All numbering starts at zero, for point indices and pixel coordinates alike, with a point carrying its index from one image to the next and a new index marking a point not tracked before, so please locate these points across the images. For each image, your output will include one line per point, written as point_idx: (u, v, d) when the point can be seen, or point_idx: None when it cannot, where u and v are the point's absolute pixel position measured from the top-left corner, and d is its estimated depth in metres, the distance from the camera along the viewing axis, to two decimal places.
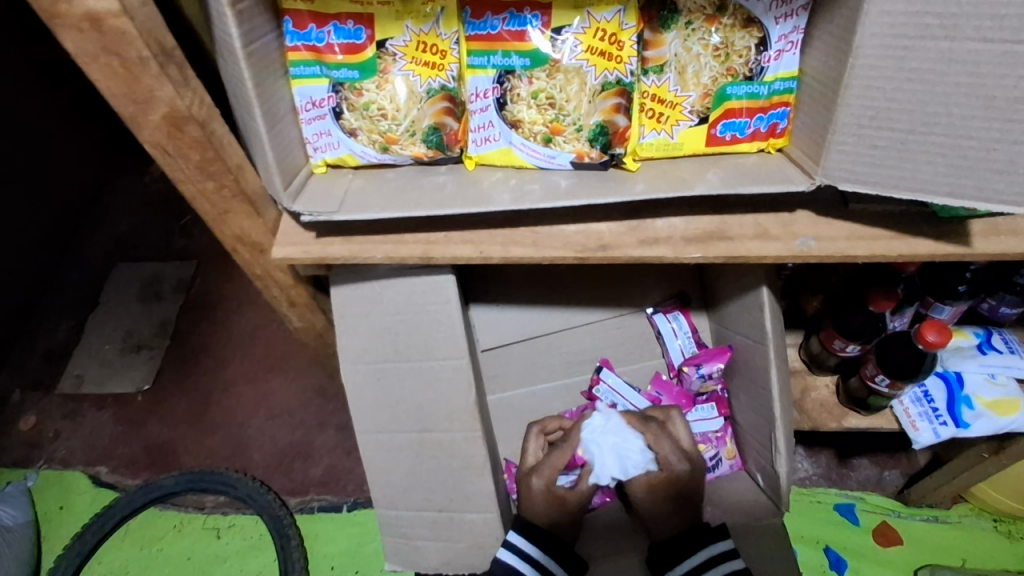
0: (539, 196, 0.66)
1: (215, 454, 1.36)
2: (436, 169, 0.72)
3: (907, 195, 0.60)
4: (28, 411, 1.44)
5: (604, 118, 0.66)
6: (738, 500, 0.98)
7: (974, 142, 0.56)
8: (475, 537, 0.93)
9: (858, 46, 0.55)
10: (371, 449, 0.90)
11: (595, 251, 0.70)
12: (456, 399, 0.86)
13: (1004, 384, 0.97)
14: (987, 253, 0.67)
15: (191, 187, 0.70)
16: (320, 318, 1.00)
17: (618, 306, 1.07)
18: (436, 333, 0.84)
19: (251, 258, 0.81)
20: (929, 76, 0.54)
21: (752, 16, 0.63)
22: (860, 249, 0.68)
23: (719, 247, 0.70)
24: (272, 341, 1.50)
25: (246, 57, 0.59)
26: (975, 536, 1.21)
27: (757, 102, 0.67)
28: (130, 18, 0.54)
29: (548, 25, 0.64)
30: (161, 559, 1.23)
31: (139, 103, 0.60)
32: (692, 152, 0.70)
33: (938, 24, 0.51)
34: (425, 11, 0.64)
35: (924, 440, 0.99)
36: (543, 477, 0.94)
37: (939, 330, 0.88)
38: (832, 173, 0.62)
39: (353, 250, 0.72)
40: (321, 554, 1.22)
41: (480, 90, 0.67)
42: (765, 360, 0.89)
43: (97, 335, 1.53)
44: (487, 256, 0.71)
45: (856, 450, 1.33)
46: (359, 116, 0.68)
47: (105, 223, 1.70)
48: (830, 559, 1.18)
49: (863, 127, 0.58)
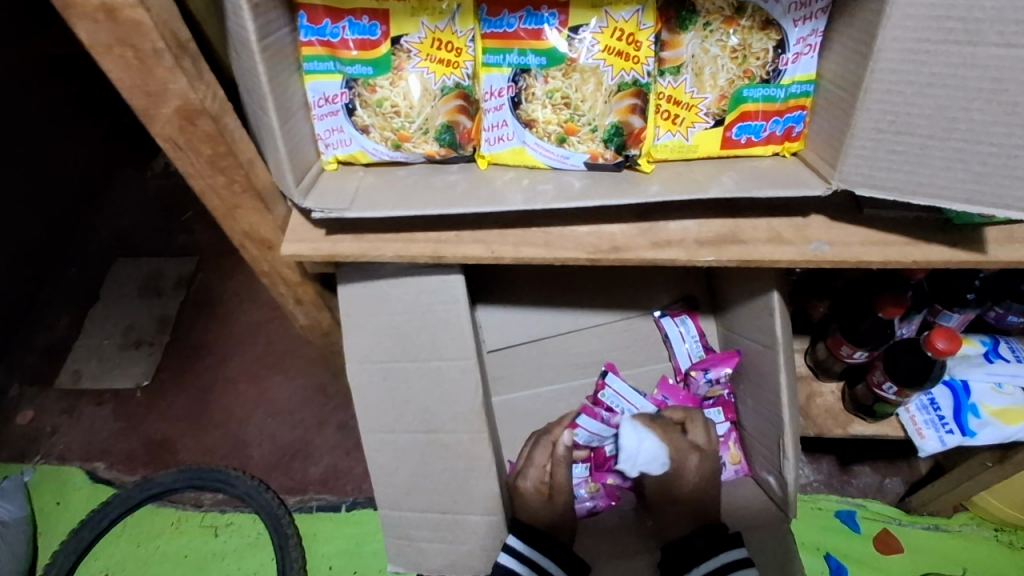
0: (552, 195, 0.66)
1: (215, 452, 1.35)
2: (448, 168, 0.71)
3: (925, 201, 0.60)
4: (27, 405, 1.43)
5: (619, 118, 0.66)
6: (747, 506, 0.97)
7: (993, 148, 0.55)
8: (478, 540, 0.91)
9: (879, 49, 0.54)
10: (375, 449, 0.89)
11: (607, 253, 0.70)
12: (463, 399, 0.86)
13: (1011, 393, 0.97)
14: (1000, 260, 0.67)
15: (200, 181, 0.70)
16: (325, 316, 1.00)
17: (624, 310, 1.06)
18: (443, 333, 0.83)
19: (258, 254, 0.80)
20: (949, 81, 0.54)
21: (770, 18, 0.63)
22: (874, 255, 0.68)
23: (733, 251, 0.69)
24: (274, 338, 1.49)
25: (261, 50, 0.58)
26: (977, 545, 1.21)
27: (773, 105, 0.66)
28: (145, 9, 0.53)
29: (565, 24, 0.63)
30: (158, 556, 1.22)
31: (151, 96, 0.59)
32: (706, 155, 0.69)
33: (962, 28, 0.51)
34: (440, 8, 0.64)
35: (930, 448, 0.98)
36: (536, 485, 0.96)
37: (948, 337, 0.88)
38: (849, 177, 0.61)
39: (363, 248, 0.72)
40: (320, 553, 1.21)
41: (494, 88, 0.67)
42: (774, 365, 0.89)
43: (97, 330, 1.52)
44: (498, 256, 0.70)
45: (858, 457, 1.32)
46: (372, 114, 0.67)
47: (106, 217, 1.69)
48: (831, 567, 1.18)
49: (881, 131, 0.58)
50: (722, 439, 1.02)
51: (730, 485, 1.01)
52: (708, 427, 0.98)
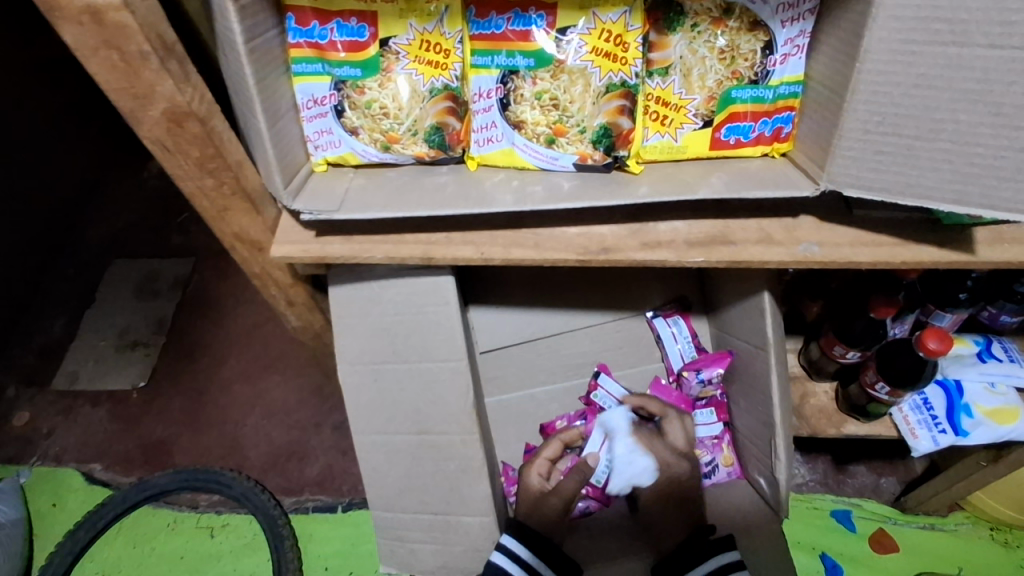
0: (541, 197, 0.66)
1: (210, 453, 1.35)
2: (438, 169, 0.71)
3: (912, 201, 0.60)
4: (23, 407, 1.43)
5: (608, 120, 0.65)
6: (742, 507, 0.97)
7: (980, 149, 0.55)
8: (471, 540, 0.91)
9: (866, 50, 0.54)
10: (369, 450, 0.89)
11: (597, 254, 0.70)
12: (455, 400, 0.86)
13: (1003, 393, 0.97)
14: (990, 260, 0.67)
15: (190, 184, 0.70)
16: (319, 317, 1.00)
17: (617, 310, 1.06)
18: (435, 334, 0.83)
19: (250, 256, 0.80)
20: (936, 82, 0.54)
21: (758, 20, 0.63)
22: (863, 255, 0.68)
23: (722, 251, 0.69)
24: (270, 339, 1.49)
25: (247, 54, 0.58)
26: (972, 544, 1.21)
27: (762, 106, 0.67)
28: (131, 12, 0.53)
29: (553, 25, 0.63)
30: (154, 557, 1.22)
31: (138, 98, 0.59)
32: (695, 156, 0.69)
33: (948, 29, 0.51)
34: (429, 9, 0.64)
35: (923, 448, 0.98)
36: (542, 474, 0.98)
37: (940, 338, 0.88)
38: (837, 178, 0.61)
39: (353, 249, 0.72)
40: (315, 554, 1.21)
41: (483, 89, 0.67)
42: (765, 366, 0.89)
43: (92, 332, 1.52)
44: (489, 257, 0.70)
45: (853, 457, 1.33)
46: (361, 115, 0.67)
47: (101, 218, 1.69)
48: (826, 566, 1.18)
49: (869, 132, 0.58)
50: (714, 440, 1.02)
51: (723, 487, 1.01)
52: (682, 422, 0.99)
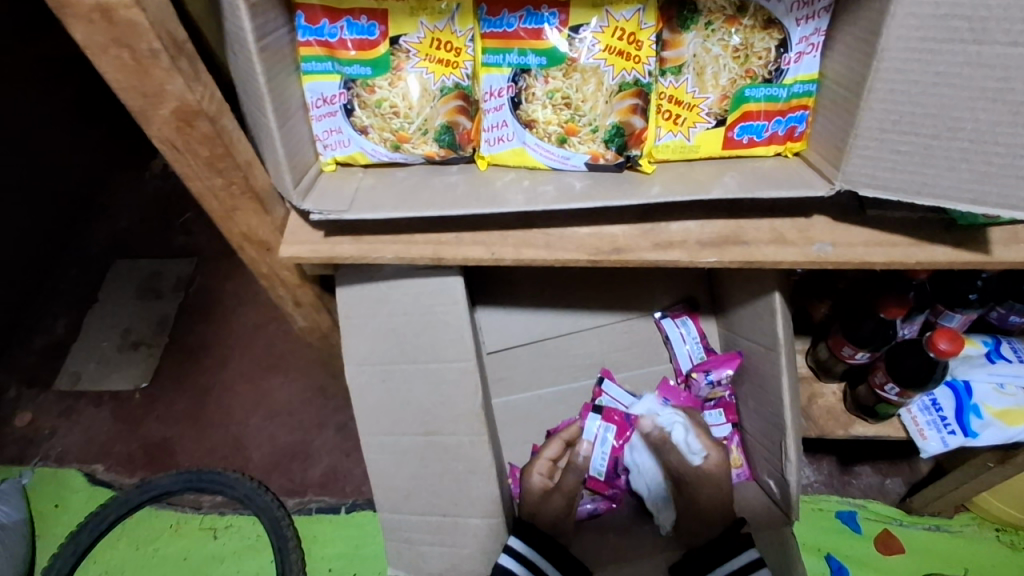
0: (552, 197, 0.66)
1: (214, 454, 1.34)
2: (448, 169, 0.70)
3: (929, 201, 0.59)
4: (25, 407, 1.42)
5: (620, 119, 0.65)
6: (752, 509, 0.96)
7: (1000, 148, 0.55)
8: (479, 542, 0.90)
9: (884, 48, 0.54)
10: (376, 451, 0.89)
11: (608, 254, 0.69)
12: (463, 401, 0.85)
13: (1013, 393, 0.96)
14: (1005, 260, 0.67)
15: (199, 183, 0.69)
16: (325, 317, 0.99)
17: (625, 311, 1.06)
18: (444, 334, 0.83)
19: (257, 256, 0.79)
20: (955, 81, 0.53)
21: (773, 17, 0.62)
22: (877, 256, 0.67)
23: (735, 252, 0.69)
24: (273, 339, 1.48)
25: (258, 52, 0.58)
26: (978, 545, 1.20)
27: (775, 105, 0.66)
28: (142, 9, 0.52)
29: (565, 23, 0.63)
30: (157, 558, 1.22)
31: (148, 97, 0.59)
32: (708, 156, 0.69)
33: (968, 27, 0.50)
34: (439, 8, 0.63)
35: (932, 449, 0.98)
36: (544, 473, 0.98)
37: (951, 338, 0.88)
38: (853, 178, 0.61)
39: (363, 249, 0.71)
40: (320, 555, 1.20)
41: (494, 89, 0.67)
42: (776, 368, 0.88)
43: (95, 332, 1.51)
44: (499, 257, 0.70)
45: (859, 458, 1.32)
46: (370, 114, 0.67)
47: (104, 218, 1.68)
48: (832, 567, 1.17)
49: (885, 132, 0.58)
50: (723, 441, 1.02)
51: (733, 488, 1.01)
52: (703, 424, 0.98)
